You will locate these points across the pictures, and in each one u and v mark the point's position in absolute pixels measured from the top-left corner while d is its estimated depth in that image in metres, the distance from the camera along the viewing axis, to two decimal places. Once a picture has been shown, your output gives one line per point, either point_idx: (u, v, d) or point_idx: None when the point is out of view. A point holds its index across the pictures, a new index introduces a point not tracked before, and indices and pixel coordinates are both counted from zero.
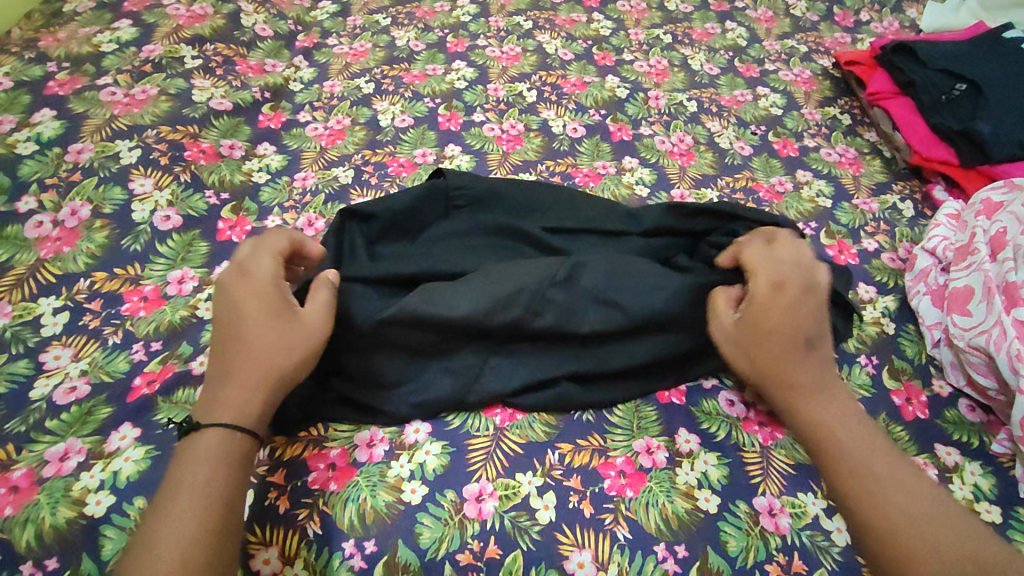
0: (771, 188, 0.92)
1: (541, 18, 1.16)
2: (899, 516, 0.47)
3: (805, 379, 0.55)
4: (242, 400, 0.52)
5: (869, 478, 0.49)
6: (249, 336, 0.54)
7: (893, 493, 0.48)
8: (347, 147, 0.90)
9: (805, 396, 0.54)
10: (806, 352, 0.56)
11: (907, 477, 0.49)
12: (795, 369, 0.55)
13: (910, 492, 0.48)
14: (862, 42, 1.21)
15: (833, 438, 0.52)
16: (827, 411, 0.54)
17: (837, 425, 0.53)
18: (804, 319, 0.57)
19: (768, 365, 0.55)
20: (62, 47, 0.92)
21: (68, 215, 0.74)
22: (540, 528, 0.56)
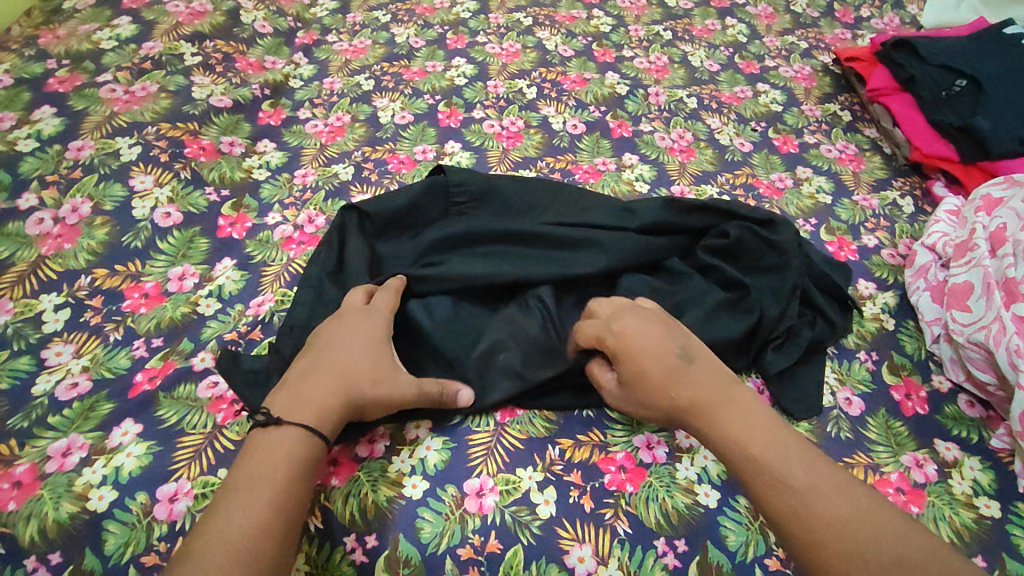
0: (771, 184, 0.92)
1: (541, 15, 1.16)
2: (822, 526, 0.46)
3: (707, 396, 0.54)
4: (324, 409, 0.53)
5: (782, 489, 0.48)
6: (343, 358, 0.56)
7: (814, 501, 0.47)
8: (347, 144, 0.90)
9: (707, 416, 0.53)
10: (688, 368, 0.56)
11: (824, 482, 0.48)
12: (676, 393, 0.54)
13: (831, 497, 0.47)
14: (862, 38, 1.21)
15: (741, 453, 0.51)
16: (732, 425, 0.52)
17: (744, 439, 0.51)
18: (666, 342, 0.57)
19: (658, 396, 0.55)
20: (62, 44, 0.92)
21: (69, 212, 0.74)
22: (541, 523, 0.56)
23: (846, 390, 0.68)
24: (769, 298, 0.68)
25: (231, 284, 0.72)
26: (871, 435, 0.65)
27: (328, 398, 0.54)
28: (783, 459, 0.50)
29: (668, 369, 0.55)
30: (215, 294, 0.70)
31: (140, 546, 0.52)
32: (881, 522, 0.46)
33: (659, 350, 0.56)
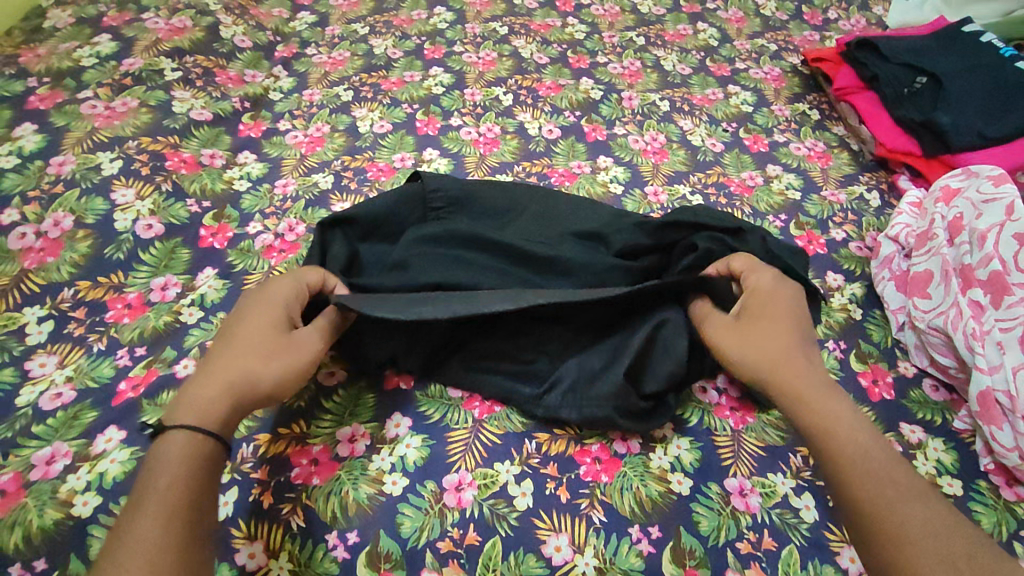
0: (742, 182, 0.94)
1: (516, 24, 1.19)
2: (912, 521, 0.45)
3: (806, 380, 0.56)
4: (206, 400, 0.50)
5: (867, 478, 0.49)
6: (246, 335, 0.55)
7: (907, 501, 0.47)
8: (327, 154, 0.92)
9: (809, 394, 0.54)
10: (791, 341, 0.58)
11: (918, 487, 0.48)
12: (773, 355, 0.57)
13: (925, 501, 0.47)
14: (829, 39, 1.24)
15: (832, 434, 0.52)
16: (835, 411, 0.53)
17: (843, 428, 0.52)
18: (789, 324, 0.60)
19: (764, 356, 0.57)
20: (43, 62, 0.94)
21: (51, 226, 0.75)
22: (518, 515, 0.57)
23: None
24: None
25: (213, 292, 0.73)
26: None
27: (218, 381, 0.51)
28: (874, 456, 0.50)
29: (784, 340, 0.58)
30: (197, 303, 0.72)
31: None
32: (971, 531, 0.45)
33: (782, 330, 0.59)
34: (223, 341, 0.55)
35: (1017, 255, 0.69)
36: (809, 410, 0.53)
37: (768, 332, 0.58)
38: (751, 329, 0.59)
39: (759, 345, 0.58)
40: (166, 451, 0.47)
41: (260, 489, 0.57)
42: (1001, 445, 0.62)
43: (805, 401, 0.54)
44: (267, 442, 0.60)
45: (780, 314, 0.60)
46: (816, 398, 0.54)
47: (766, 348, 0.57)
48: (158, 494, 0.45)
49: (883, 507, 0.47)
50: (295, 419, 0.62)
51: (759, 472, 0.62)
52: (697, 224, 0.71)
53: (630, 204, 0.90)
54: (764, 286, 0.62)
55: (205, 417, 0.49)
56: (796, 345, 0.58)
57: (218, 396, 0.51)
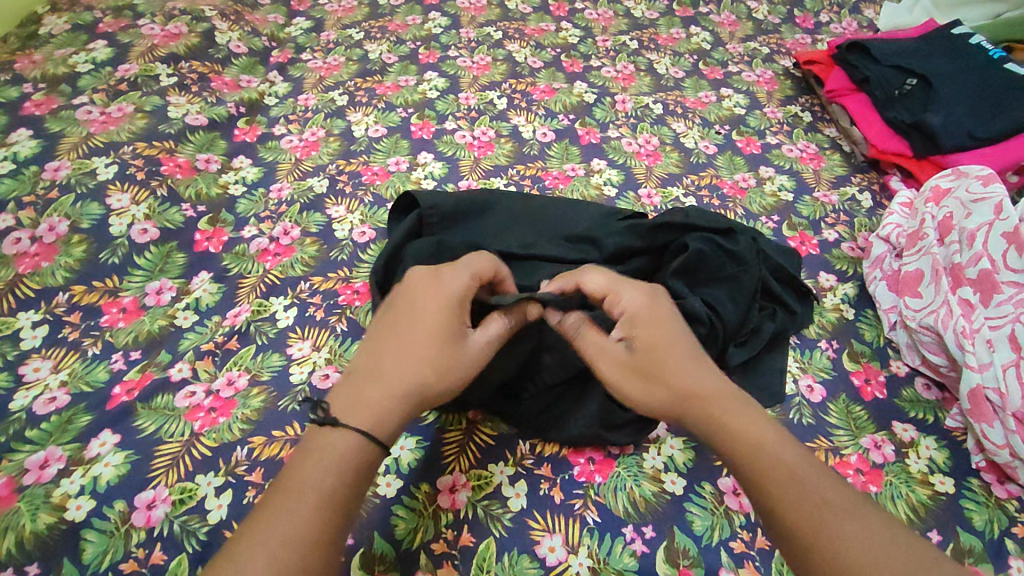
0: (735, 184, 0.95)
1: (510, 29, 1.19)
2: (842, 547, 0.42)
3: (714, 392, 0.52)
4: (384, 410, 0.48)
5: (792, 500, 0.45)
6: (427, 339, 0.52)
7: (833, 521, 0.44)
8: (321, 158, 0.92)
9: (719, 411, 0.51)
10: (681, 356, 0.54)
11: (839, 499, 0.45)
12: (681, 375, 0.52)
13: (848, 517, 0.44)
14: (821, 42, 1.25)
15: (751, 451, 0.48)
16: (748, 423, 0.50)
17: (758, 445, 0.48)
18: (677, 338, 0.55)
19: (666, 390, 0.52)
20: (38, 68, 0.94)
21: (46, 231, 0.75)
22: (512, 515, 0.58)
23: (808, 377, 0.70)
24: (728, 306, 0.67)
25: (208, 296, 0.73)
26: (833, 420, 0.67)
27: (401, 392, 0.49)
28: (792, 470, 0.47)
29: (672, 354, 0.54)
30: (192, 307, 0.72)
31: (118, 554, 0.53)
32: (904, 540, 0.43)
33: (677, 344, 0.54)
34: (386, 330, 0.53)
35: (1005, 253, 0.70)
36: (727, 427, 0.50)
37: (670, 361, 0.53)
38: (646, 364, 0.53)
39: (655, 381, 0.53)
40: (308, 447, 0.46)
41: (255, 492, 0.58)
42: (992, 442, 0.62)
43: (718, 424, 0.50)
44: (261, 446, 0.61)
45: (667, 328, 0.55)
46: (728, 415, 0.50)
47: (660, 378, 0.53)
48: (305, 492, 0.43)
49: (811, 534, 0.43)
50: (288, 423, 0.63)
51: None
52: (688, 224, 0.70)
53: (624, 206, 0.90)
54: (609, 287, 0.57)
55: (374, 418, 0.48)
56: (694, 357, 0.54)
57: (390, 399, 0.49)
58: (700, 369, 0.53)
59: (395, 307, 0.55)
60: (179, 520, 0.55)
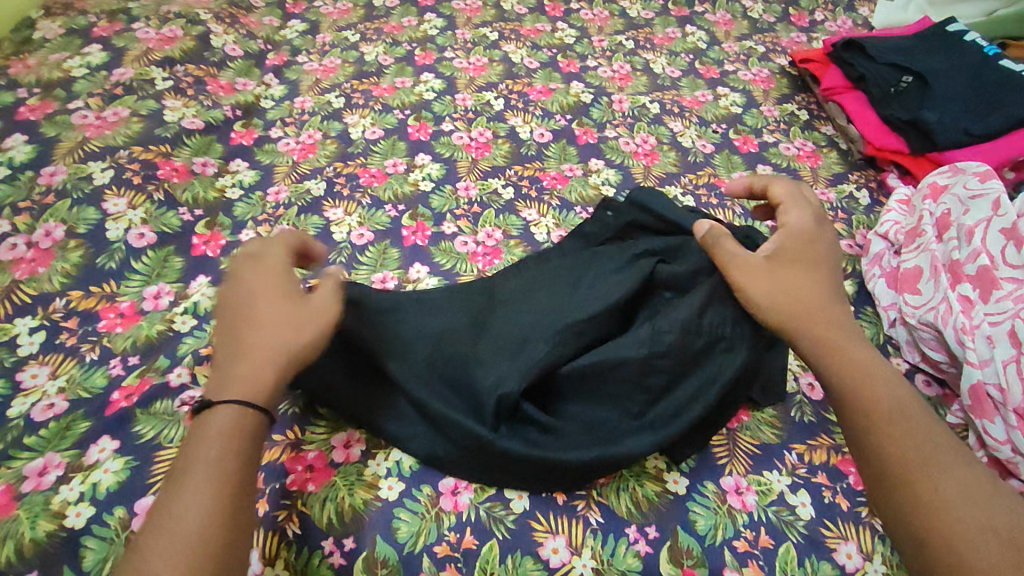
0: (733, 182, 0.95)
1: (506, 29, 1.19)
2: (939, 481, 0.47)
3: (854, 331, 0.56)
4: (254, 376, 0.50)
5: (917, 436, 0.49)
6: (242, 308, 0.53)
7: (948, 461, 0.48)
8: (319, 160, 0.92)
9: (836, 343, 0.55)
10: (839, 295, 0.58)
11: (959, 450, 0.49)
12: (821, 306, 0.56)
13: (960, 461, 0.48)
14: (816, 41, 1.25)
15: (891, 402, 0.51)
16: (876, 365, 0.54)
17: (886, 381, 0.52)
18: (830, 253, 0.60)
19: (799, 301, 0.56)
20: (33, 73, 0.94)
21: (42, 236, 0.75)
22: (515, 517, 0.57)
23: (809, 375, 0.70)
24: None
25: (206, 300, 0.73)
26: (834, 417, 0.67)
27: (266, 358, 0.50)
28: (913, 403, 0.51)
29: (822, 286, 0.58)
30: (191, 311, 0.72)
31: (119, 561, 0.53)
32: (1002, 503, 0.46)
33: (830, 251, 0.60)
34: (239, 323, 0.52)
35: (1004, 249, 0.71)
36: (862, 369, 0.53)
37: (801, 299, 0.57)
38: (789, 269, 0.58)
39: (786, 287, 0.57)
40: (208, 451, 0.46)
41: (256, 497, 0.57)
42: (993, 438, 0.63)
43: (861, 369, 0.53)
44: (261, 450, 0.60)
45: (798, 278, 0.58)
46: (853, 347, 0.55)
47: (790, 292, 0.57)
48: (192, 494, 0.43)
49: (911, 469, 0.47)
50: (289, 426, 0.62)
51: (754, 470, 0.62)
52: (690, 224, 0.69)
53: None
54: (785, 201, 0.63)
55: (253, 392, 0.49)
56: (832, 284, 0.58)
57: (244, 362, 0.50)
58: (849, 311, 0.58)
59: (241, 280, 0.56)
60: None
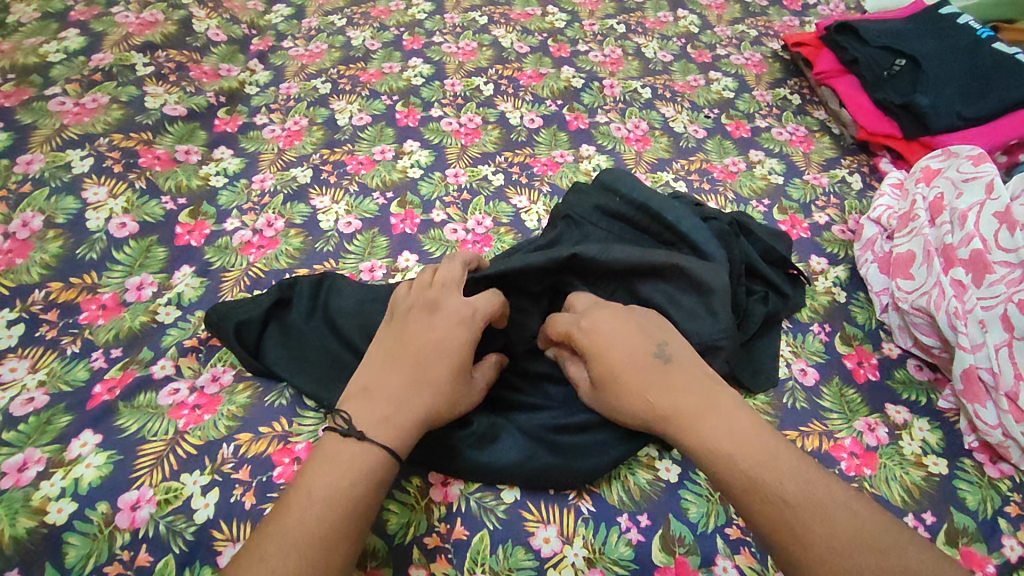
0: (725, 168, 0.94)
1: (495, 14, 1.17)
2: (815, 539, 0.43)
3: (694, 406, 0.51)
4: (403, 431, 0.50)
5: (778, 500, 0.45)
6: (438, 364, 0.53)
7: (813, 517, 0.44)
8: (305, 147, 0.90)
9: (678, 411, 0.50)
10: (679, 372, 0.53)
11: (826, 497, 0.45)
12: (653, 405, 0.51)
13: (829, 512, 0.44)
14: (809, 25, 1.24)
15: (744, 476, 0.47)
16: (721, 441, 0.48)
17: (738, 451, 0.48)
18: (648, 342, 0.54)
19: (637, 404, 0.52)
20: (8, 58, 0.91)
21: (20, 227, 0.73)
22: (505, 507, 0.57)
23: (801, 361, 0.70)
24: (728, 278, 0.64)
25: (190, 291, 0.72)
26: (826, 403, 0.67)
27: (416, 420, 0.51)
28: (770, 470, 0.46)
29: (650, 373, 0.52)
30: (174, 302, 0.70)
31: (102, 557, 0.52)
32: (881, 541, 0.42)
33: (643, 344, 0.54)
34: (413, 365, 0.53)
35: (996, 233, 0.70)
36: (711, 454, 0.48)
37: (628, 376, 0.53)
38: (615, 376, 0.53)
39: (621, 388, 0.52)
40: (326, 450, 0.49)
41: (243, 490, 0.56)
42: (984, 423, 0.63)
43: (709, 455, 0.48)
44: (248, 442, 0.59)
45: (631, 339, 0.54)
46: (697, 427, 0.50)
47: (623, 386, 0.52)
48: (319, 484, 0.46)
49: (792, 540, 0.44)
50: (275, 419, 0.61)
51: None
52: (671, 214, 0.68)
53: None
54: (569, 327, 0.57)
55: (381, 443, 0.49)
56: (663, 368, 0.53)
57: (407, 418, 0.50)
58: (702, 378, 0.53)
59: (415, 333, 0.55)
60: (164, 521, 0.54)
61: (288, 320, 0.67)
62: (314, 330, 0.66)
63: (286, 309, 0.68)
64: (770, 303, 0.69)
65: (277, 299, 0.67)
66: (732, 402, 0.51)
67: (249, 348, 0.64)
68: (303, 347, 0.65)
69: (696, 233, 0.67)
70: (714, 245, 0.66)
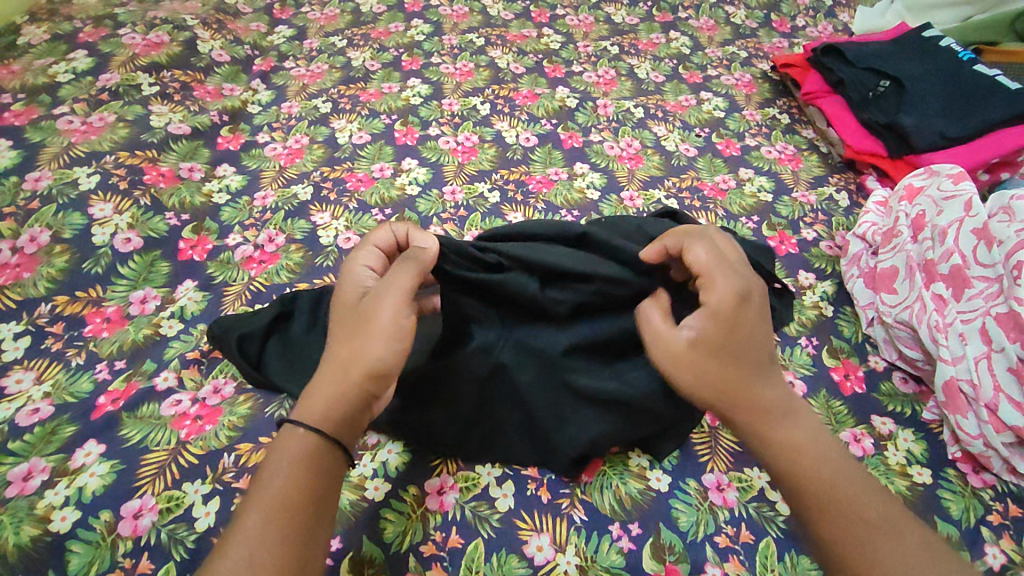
0: (715, 185, 0.96)
1: (492, 35, 1.21)
2: (887, 560, 0.43)
3: (782, 409, 0.50)
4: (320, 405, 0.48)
5: (855, 515, 0.45)
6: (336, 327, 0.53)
7: (886, 537, 0.44)
8: (306, 165, 0.92)
9: (764, 404, 0.49)
10: (773, 373, 0.51)
11: (903, 522, 0.45)
12: (749, 390, 0.49)
13: (905, 537, 0.44)
14: (797, 46, 1.28)
15: (823, 483, 0.47)
16: (808, 446, 0.48)
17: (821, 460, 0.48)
18: (767, 335, 0.52)
19: (722, 386, 0.49)
20: (18, 78, 0.93)
21: (27, 242, 0.75)
22: (499, 516, 0.58)
23: (789, 374, 0.72)
24: None
25: (193, 304, 0.73)
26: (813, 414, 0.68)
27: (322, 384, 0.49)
28: (848, 485, 0.47)
29: (750, 360, 0.50)
30: (177, 315, 0.72)
31: (104, 564, 0.53)
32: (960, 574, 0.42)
33: (766, 331, 0.52)
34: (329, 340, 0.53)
35: (975, 249, 0.72)
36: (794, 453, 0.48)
37: (730, 351, 0.50)
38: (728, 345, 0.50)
39: (726, 361, 0.50)
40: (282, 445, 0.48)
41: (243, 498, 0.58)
42: (966, 433, 0.64)
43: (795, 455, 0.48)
44: (248, 452, 0.61)
45: (750, 317, 0.51)
46: (786, 427, 0.49)
47: (722, 361, 0.50)
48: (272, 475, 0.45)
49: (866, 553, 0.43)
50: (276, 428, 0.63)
51: (736, 467, 0.63)
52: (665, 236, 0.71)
53: (607, 210, 0.91)
54: (709, 266, 0.53)
55: (307, 411, 0.48)
56: (768, 362, 0.51)
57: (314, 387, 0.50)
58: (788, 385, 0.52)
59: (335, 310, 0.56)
60: (166, 529, 0.55)
61: (290, 334, 0.68)
62: (314, 341, 0.67)
63: (288, 323, 0.69)
64: None
65: (280, 312, 0.69)
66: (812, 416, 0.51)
67: (251, 360, 0.66)
68: (303, 359, 0.66)
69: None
70: None
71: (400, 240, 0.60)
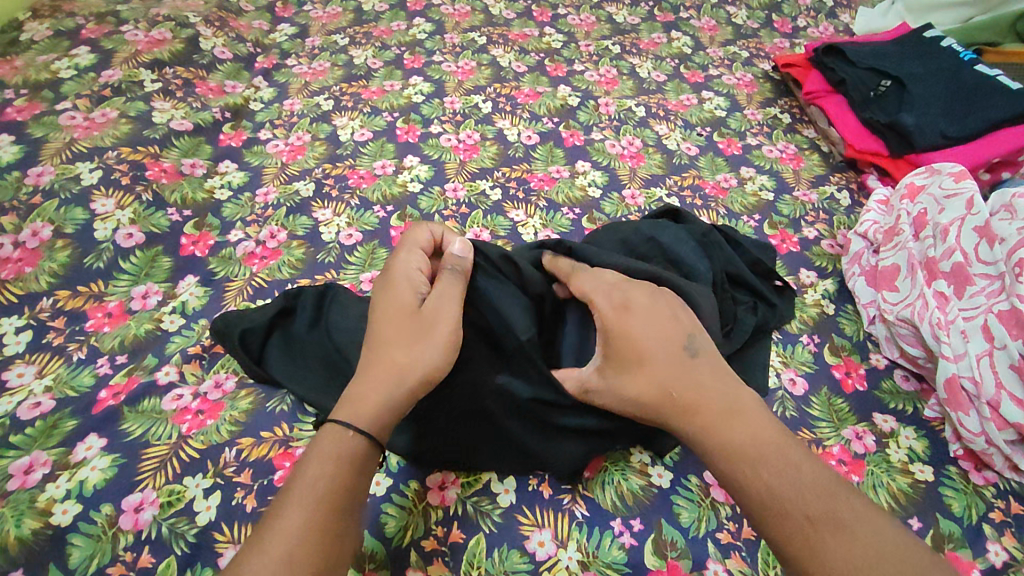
0: (716, 184, 0.96)
1: (494, 34, 1.21)
2: (828, 552, 0.42)
3: (716, 406, 0.51)
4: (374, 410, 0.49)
5: (796, 508, 0.45)
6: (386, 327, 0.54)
7: (831, 532, 0.43)
8: (307, 162, 0.92)
9: (696, 403, 0.51)
10: (705, 370, 0.53)
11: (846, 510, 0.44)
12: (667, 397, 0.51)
13: (849, 525, 0.43)
14: (798, 46, 1.28)
15: (763, 479, 0.46)
16: (742, 446, 0.48)
17: (758, 456, 0.48)
18: (675, 341, 0.54)
19: (642, 395, 0.52)
20: (20, 74, 0.93)
21: (29, 236, 0.75)
22: (501, 511, 0.58)
23: (791, 371, 0.72)
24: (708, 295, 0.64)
25: (194, 300, 0.73)
26: (815, 412, 0.68)
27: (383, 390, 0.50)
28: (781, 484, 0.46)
29: (675, 367, 0.53)
30: (179, 310, 0.72)
31: (106, 557, 0.53)
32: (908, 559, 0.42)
33: (669, 334, 0.54)
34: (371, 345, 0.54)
35: (977, 246, 0.72)
36: (728, 452, 0.48)
37: (649, 365, 0.53)
38: (631, 349, 0.54)
39: (637, 370, 0.53)
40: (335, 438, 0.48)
41: (244, 493, 0.58)
42: (968, 430, 0.64)
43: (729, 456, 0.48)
44: (250, 447, 0.61)
45: (662, 328, 0.55)
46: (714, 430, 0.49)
47: (644, 374, 0.53)
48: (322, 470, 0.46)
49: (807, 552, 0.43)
50: (277, 423, 0.63)
51: None
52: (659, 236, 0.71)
53: (609, 207, 0.91)
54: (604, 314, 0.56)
55: (359, 414, 0.49)
56: (687, 363, 0.53)
57: (369, 389, 0.50)
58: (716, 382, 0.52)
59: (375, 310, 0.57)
60: (167, 522, 0.55)
61: (291, 329, 0.68)
62: (315, 339, 0.67)
63: (290, 319, 0.69)
64: (758, 312, 0.71)
65: (281, 307, 0.69)
66: (755, 407, 0.51)
67: (252, 356, 0.66)
68: (305, 355, 0.66)
69: (680, 247, 0.69)
70: (696, 257, 0.69)
71: (438, 241, 0.62)
